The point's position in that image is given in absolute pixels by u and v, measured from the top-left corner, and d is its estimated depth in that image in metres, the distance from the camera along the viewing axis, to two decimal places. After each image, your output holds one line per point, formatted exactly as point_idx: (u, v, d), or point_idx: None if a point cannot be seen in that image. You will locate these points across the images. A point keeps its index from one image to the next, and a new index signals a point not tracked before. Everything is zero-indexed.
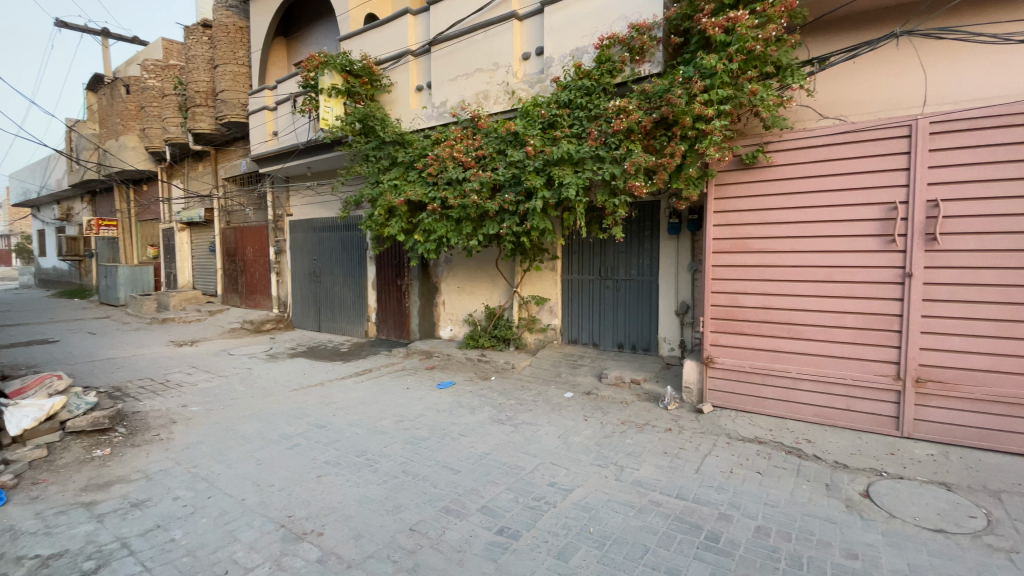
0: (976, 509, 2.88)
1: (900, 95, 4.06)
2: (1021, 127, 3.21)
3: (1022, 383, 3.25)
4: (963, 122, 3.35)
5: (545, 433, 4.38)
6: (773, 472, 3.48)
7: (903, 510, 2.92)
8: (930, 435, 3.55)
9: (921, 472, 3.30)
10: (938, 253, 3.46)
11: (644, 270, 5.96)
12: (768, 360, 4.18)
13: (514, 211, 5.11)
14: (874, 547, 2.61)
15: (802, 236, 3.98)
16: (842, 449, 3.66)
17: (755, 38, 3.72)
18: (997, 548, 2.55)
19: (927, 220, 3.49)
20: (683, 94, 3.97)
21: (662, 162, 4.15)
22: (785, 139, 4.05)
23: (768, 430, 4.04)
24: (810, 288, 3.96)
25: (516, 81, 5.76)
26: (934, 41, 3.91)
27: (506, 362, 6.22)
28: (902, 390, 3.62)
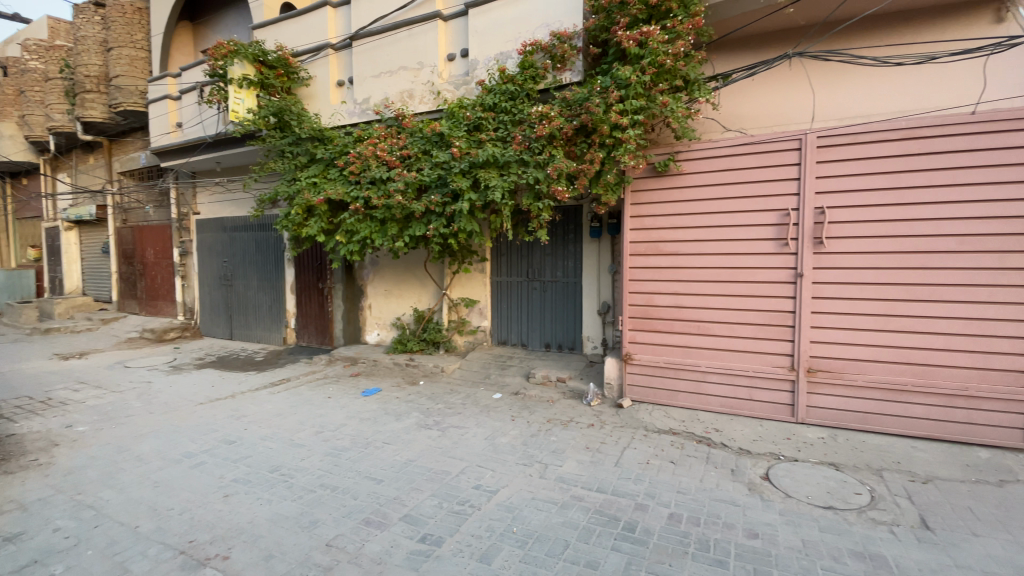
0: (856, 485, 3.21)
1: (791, 112, 4.48)
2: (886, 144, 3.65)
3: (892, 369, 3.69)
4: (843, 138, 3.74)
5: (473, 436, 4.35)
6: (686, 461, 3.68)
7: (798, 490, 3.20)
8: (819, 419, 3.93)
9: (812, 454, 3.64)
10: (824, 255, 3.84)
11: (569, 271, 6.12)
12: (681, 355, 4.42)
13: (440, 213, 5.03)
14: (772, 526, 2.83)
15: (710, 239, 4.26)
16: (745, 436, 3.95)
17: (665, 53, 3.94)
18: (872, 518, 2.87)
19: (814, 226, 3.87)
20: (601, 102, 4.11)
21: (583, 167, 4.28)
22: (693, 149, 4.32)
23: (681, 421, 4.28)
24: (717, 287, 4.25)
25: (441, 81, 5.70)
26: (817, 65, 4.36)
27: (434, 366, 6.11)
28: (796, 380, 3.98)
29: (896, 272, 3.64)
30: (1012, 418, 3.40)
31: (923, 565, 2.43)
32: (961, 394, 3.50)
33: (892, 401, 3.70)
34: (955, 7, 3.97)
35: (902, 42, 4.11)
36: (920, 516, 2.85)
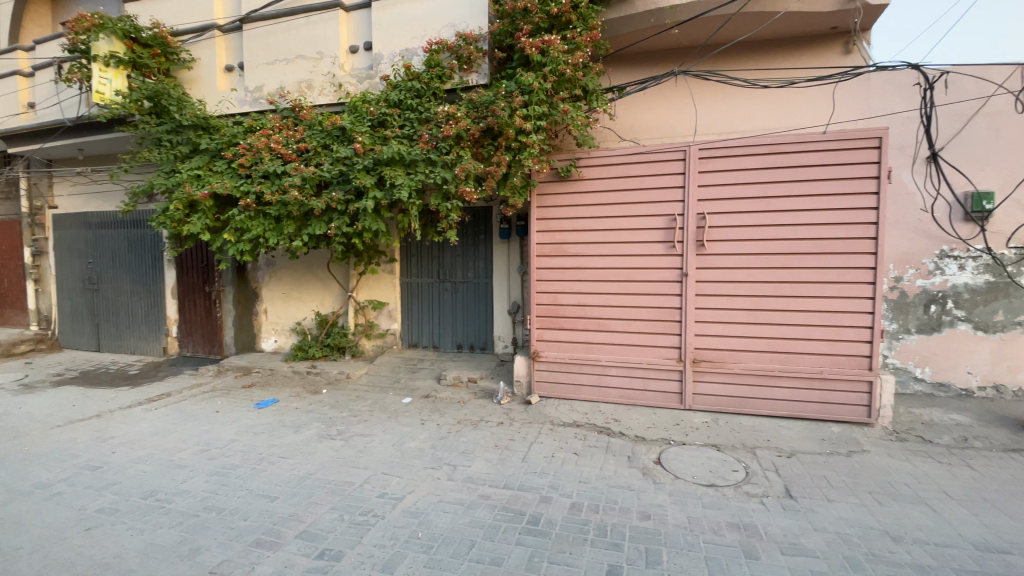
0: (735, 463, 3.56)
1: (678, 124, 4.88)
2: (756, 157, 4.08)
3: (761, 358, 4.14)
4: (721, 151, 4.14)
5: (379, 443, 4.20)
6: (588, 451, 3.85)
7: (685, 471, 3.47)
8: (705, 405, 4.31)
9: (698, 437, 3.98)
10: (706, 256, 4.23)
11: (480, 272, 6.14)
12: (585, 351, 4.62)
13: (343, 211, 4.80)
14: (662, 506, 3.04)
15: (608, 241, 4.51)
16: (641, 424, 4.22)
17: (566, 62, 4.11)
18: (747, 492, 3.19)
19: (697, 229, 4.24)
20: (506, 106, 4.18)
21: (490, 169, 4.31)
22: (592, 156, 4.54)
23: (585, 413, 4.47)
24: (615, 286, 4.50)
25: (343, 74, 5.48)
26: (699, 84, 4.79)
27: (339, 372, 5.81)
28: (684, 370, 4.33)
29: (765, 271, 4.09)
30: (855, 395, 3.97)
31: (786, 529, 2.75)
32: (817, 376, 4.01)
33: (763, 385, 4.15)
34: (810, 39, 4.57)
35: (767, 68, 4.64)
36: (784, 486, 3.22)
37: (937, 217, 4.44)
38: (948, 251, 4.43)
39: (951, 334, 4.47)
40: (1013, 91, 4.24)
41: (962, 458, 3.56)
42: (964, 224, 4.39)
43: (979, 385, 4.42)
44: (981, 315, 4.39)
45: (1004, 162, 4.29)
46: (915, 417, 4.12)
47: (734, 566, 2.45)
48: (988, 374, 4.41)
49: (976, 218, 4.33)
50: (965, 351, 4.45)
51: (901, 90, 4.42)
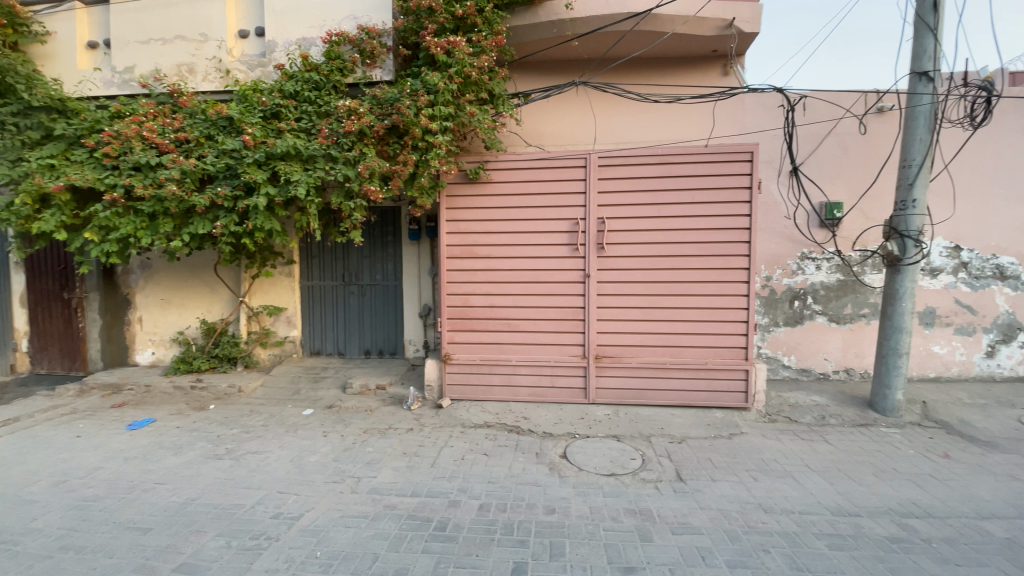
0: (633, 452, 3.77)
1: (581, 132, 5.10)
2: (650, 166, 4.37)
3: (656, 352, 4.44)
4: (620, 158, 4.39)
5: (275, 460, 3.89)
6: (497, 451, 3.87)
7: (589, 463, 3.62)
8: (608, 399, 4.53)
9: (601, 429, 4.17)
10: (607, 258, 4.45)
11: (389, 274, 5.96)
12: (494, 352, 4.65)
13: (231, 208, 4.41)
14: (567, 499, 3.14)
15: (515, 244, 4.57)
16: (549, 421, 4.33)
17: (471, 65, 4.12)
18: (643, 478, 3.39)
19: (598, 232, 4.45)
20: (411, 105, 4.10)
21: (396, 168, 4.18)
22: (499, 160, 4.57)
23: (495, 414, 4.49)
24: (523, 288, 4.57)
25: (231, 59, 5.04)
26: (599, 95, 5.05)
27: (229, 386, 5.32)
28: (587, 366, 4.51)
29: (659, 271, 4.39)
30: (735, 383, 4.40)
31: (677, 511, 2.95)
32: (704, 367, 4.39)
33: (658, 378, 4.45)
34: (695, 60, 5.00)
35: (658, 84, 5.01)
36: (676, 470, 3.48)
37: (799, 223, 5.06)
38: (808, 253, 5.07)
39: (811, 326, 5.11)
40: (855, 116, 4.95)
41: (820, 434, 4.07)
42: (819, 230, 5.05)
43: (833, 369, 5.10)
44: (834, 308, 5.07)
45: (849, 177, 5.00)
46: (784, 400, 4.65)
47: (630, 550, 2.58)
48: (839, 360, 5.10)
49: (829, 224, 5.00)
50: (822, 340, 5.11)
51: (769, 110, 4.99)
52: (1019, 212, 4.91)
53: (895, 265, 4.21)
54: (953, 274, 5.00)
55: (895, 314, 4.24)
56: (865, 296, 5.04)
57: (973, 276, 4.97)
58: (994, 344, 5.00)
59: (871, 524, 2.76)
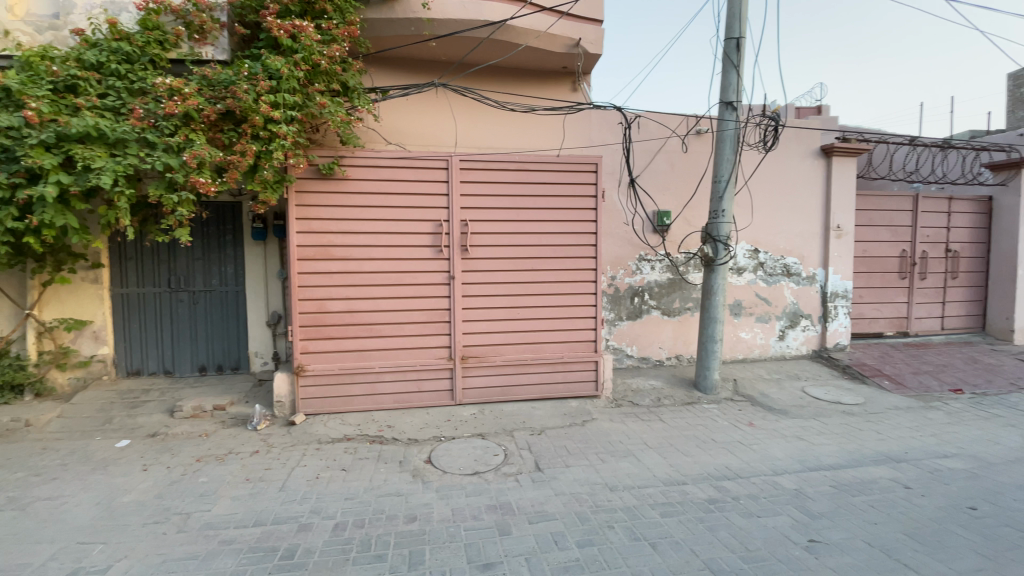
0: (496, 448, 3.86)
1: (441, 134, 5.08)
2: (509, 171, 4.52)
3: (518, 350, 4.62)
4: (480, 162, 4.46)
5: (73, 506, 3.19)
6: (357, 465, 3.66)
7: (452, 465, 3.60)
8: (473, 399, 4.58)
9: (466, 430, 4.19)
10: (470, 259, 4.49)
11: (228, 278, 5.31)
12: (355, 359, 4.38)
13: (6, 199, 3.53)
14: (429, 504, 3.09)
15: (376, 246, 4.36)
16: (414, 427, 4.22)
17: (320, 53, 3.87)
18: (504, 473, 3.48)
19: (460, 234, 4.47)
20: (249, 90, 3.69)
21: (232, 159, 3.72)
22: (356, 156, 4.30)
23: (356, 425, 4.24)
24: (384, 290, 4.38)
25: (8, 16, 4.05)
26: (459, 98, 5.08)
27: (10, 421, 4.25)
28: (453, 368, 4.51)
29: (519, 272, 4.57)
30: (587, 373, 4.78)
31: (534, 500, 3.08)
32: (560, 361, 4.69)
33: (519, 374, 4.63)
34: (548, 74, 5.33)
35: (515, 93, 5.24)
36: (535, 461, 3.64)
37: (638, 229, 5.68)
38: (644, 255, 5.71)
39: (649, 319, 5.75)
40: (680, 136, 5.71)
41: (656, 414, 4.60)
42: (653, 235, 5.72)
43: (667, 356, 5.81)
44: (666, 303, 5.78)
45: (676, 189, 5.74)
46: (628, 386, 5.17)
47: (489, 546, 2.62)
48: (671, 348, 5.83)
49: (661, 230, 5.69)
50: (658, 332, 5.78)
51: (612, 125, 5.51)
52: (799, 222, 6.09)
53: (711, 265, 4.93)
54: (754, 272, 6.02)
55: (712, 307, 4.96)
56: (689, 292, 5.83)
57: (768, 273, 6.05)
58: (784, 329, 6.13)
59: (695, 490, 3.18)
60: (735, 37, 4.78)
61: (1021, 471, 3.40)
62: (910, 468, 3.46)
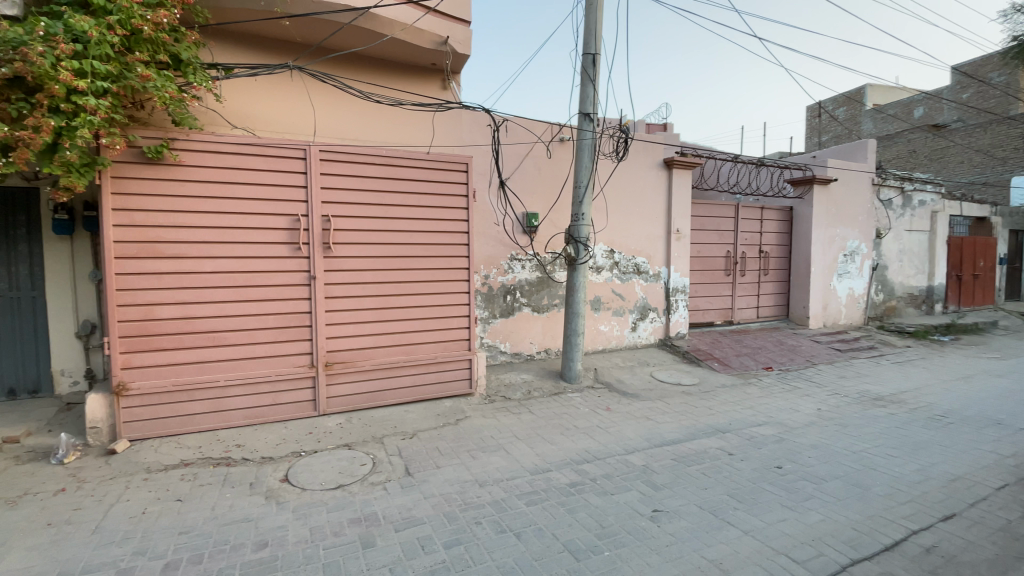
0: (363, 457, 3.67)
1: (298, 122, 4.70)
2: (376, 166, 4.33)
3: (388, 352, 4.45)
4: (342, 155, 4.20)
5: None
6: (197, 493, 3.20)
7: (313, 481, 3.34)
8: (339, 407, 4.31)
9: (330, 441, 3.92)
10: (332, 258, 4.21)
11: (21, 281, 4.28)
12: (195, 373, 3.84)
13: None
14: (283, 527, 2.82)
15: (219, 242, 3.86)
16: (268, 443, 3.84)
17: (143, 17, 3.31)
18: (371, 482, 3.32)
19: (322, 231, 4.17)
20: (45, 52, 3.01)
21: (19, 135, 3.01)
22: (192, 139, 3.76)
23: (196, 448, 3.72)
24: (230, 293, 3.90)
25: None
26: (318, 85, 4.74)
27: None
28: (316, 376, 4.19)
29: (387, 272, 4.41)
30: (460, 371, 4.80)
31: (402, 507, 2.99)
32: (432, 362, 4.64)
33: (389, 378, 4.48)
34: (416, 69, 5.23)
35: (379, 85, 5.04)
36: (404, 466, 3.53)
37: (507, 229, 5.84)
38: (515, 255, 5.90)
39: (520, 316, 5.96)
40: (544, 142, 5.99)
41: (526, 406, 4.79)
42: (523, 235, 5.94)
43: (537, 350, 6.07)
44: (535, 300, 6.04)
45: (543, 192, 6.02)
46: (501, 381, 5.31)
47: (351, 562, 2.47)
48: (541, 342, 6.10)
49: (530, 231, 5.94)
50: (528, 327, 6.02)
51: (481, 127, 5.59)
52: (647, 225, 6.80)
53: (573, 264, 5.27)
54: (611, 270, 6.58)
55: (575, 303, 5.31)
56: (556, 289, 6.17)
57: (623, 271, 6.66)
58: (636, 321, 6.80)
59: (558, 475, 3.36)
60: (592, 53, 5.16)
61: (811, 432, 4.19)
62: (733, 437, 4.06)
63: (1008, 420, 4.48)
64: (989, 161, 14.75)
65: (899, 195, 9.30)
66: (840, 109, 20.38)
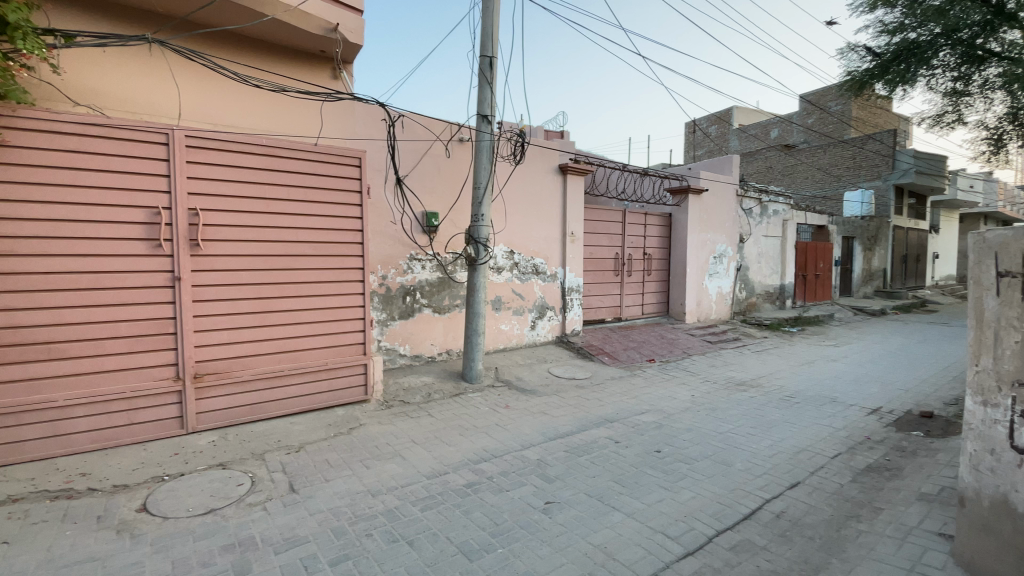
0: (240, 476, 3.34)
1: (160, 103, 4.20)
2: (256, 157, 3.98)
3: (271, 360, 4.11)
4: (214, 142, 3.79)
5: None
6: (26, 534, 2.67)
7: (178, 507, 2.96)
8: (213, 422, 3.89)
9: (200, 462, 3.51)
10: (202, 257, 3.78)
11: None
12: (23, 393, 3.21)
13: None
14: (139, 563, 2.46)
15: (56, 237, 3.28)
16: (122, 469, 3.33)
17: None
18: (249, 503, 3.03)
19: (189, 226, 3.72)
20: None
21: None
22: (19, 115, 3.15)
23: (26, 481, 3.12)
24: (71, 297, 3.33)
25: None
26: (184, 63, 4.28)
27: None
28: (182, 390, 3.74)
29: (268, 273, 4.07)
30: (354, 377, 4.57)
31: (284, 526, 2.77)
32: (323, 368, 4.37)
33: (272, 387, 4.14)
34: (303, 55, 4.97)
35: (257, 68, 4.69)
36: (288, 483, 3.27)
37: (405, 228, 5.68)
38: (414, 255, 5.77)
39: (420, 318, 5.84)
40: (443, 141, 5.94)
41: (425, 409, 4.70)
42: (421, 235, 5.82)
43: (438, 352, 5.99)
44: (436, 301, 5.96)
45: (441, 191, 5.95)
46: (399, 386, 5.15)
47: None
48: (442, 344, 6.03)
49: (429, 230, 5.84)
50: (428, 328, 5.91)
51: (375, 121, 5.38)
52: (544, 227, 7.03)
53: (474, 265, 5.28)
54: (510, 271, 6.70)
55: (475, 303, 5.32)
56: (457, 290, 6.14)
57: (522, 272, 6.82)
58: (536, 319, 7.00)
59: (455, 477, 3.33)
60: (489, 55, 5.20)
61: (686, 417, 4.61)
62: (620, 426, 4.34)
63: (839, 398, 5.32)
64: (827, 178, 17.42)
65: (758, 205, 10.63)
66: (712, 127, 22.81)
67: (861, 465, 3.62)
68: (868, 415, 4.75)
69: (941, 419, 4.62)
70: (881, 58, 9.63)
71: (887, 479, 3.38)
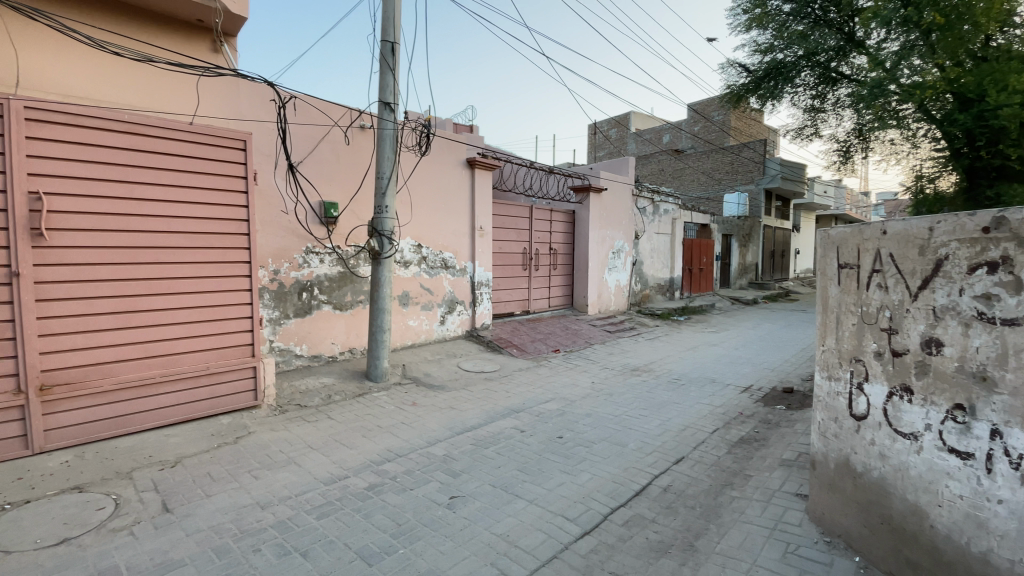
0: (101, 500, 2.92)
1: None
2: (117, 134, 3.48)
3: (139, 367, 3.63)
4: (63, 115, 3.26)
5: None
6: None
7: (19, 541, 2.51)
8: (65, 441, 3.35)
9: (49, 486, 3.01)
10: (48, 249, 3.24)
11: None
12: None
13: None
14: None
15: None
16: None
17: None
18: (113, 529, 2.66)
19: (29, 213, 3.16)
20: None
21: None
22: None
23: None
24: None
25: None
26: (21, 20, 3.63)
27: None
28: (23, 405, 3.17)
29: (135, 268, 3.59)
30: (241, 382, 4.20)
31: (155, 551, 2.47)
32: (204, 373, 3.95)
33: (141, 396, 3.67)
34: (174, 21, 4.47)
35: (119, 33, 4.15)
36: (161, 502, 2.92)
37: (300, 219, 5.32)
38: (312, 248, 5.43)
39: (319, 316, 5.50)
40: (342, 128, 5.63)
41: (325, 412, 4.45)
42: (319, 226, 5.49)
43: (339, 351, 5.69)
44: (337, 297, 5.66)
45: (341, 181, 5.65)
46: (295, 388, 4.82)
47: None
48: (344, 342, 5.74)
49: (327, 222, 5.52)
50: (328, 327, 5.59)
51: (263, 102, 4.96)
52: (452, 221, 6.96)
53: (378, 259, 5.08)
54: (418, 265, 6.56)
55: (380, 298, 5.13)
56: (360, 285, 5.88)
57: (430, 266, 6.71)
58: (444, 314, 6.92)
59: (355, 481, 3.20)
60: (390, 41, 5.01)
61: (587, 403, 4.84)
62: (525, 416, 4.44)
63: (718, 379, 5.91)
64: (710, 181, 19.26)
65: (651, 204, 11.45)
66: (612, 130, 24.17)
67: (735, 438, 4.05)
68: (742, 393, 5.33)
69: (799, 394, 5.32)
70: (754, 75, 11.01)
71: (755, 449, 3.81)
